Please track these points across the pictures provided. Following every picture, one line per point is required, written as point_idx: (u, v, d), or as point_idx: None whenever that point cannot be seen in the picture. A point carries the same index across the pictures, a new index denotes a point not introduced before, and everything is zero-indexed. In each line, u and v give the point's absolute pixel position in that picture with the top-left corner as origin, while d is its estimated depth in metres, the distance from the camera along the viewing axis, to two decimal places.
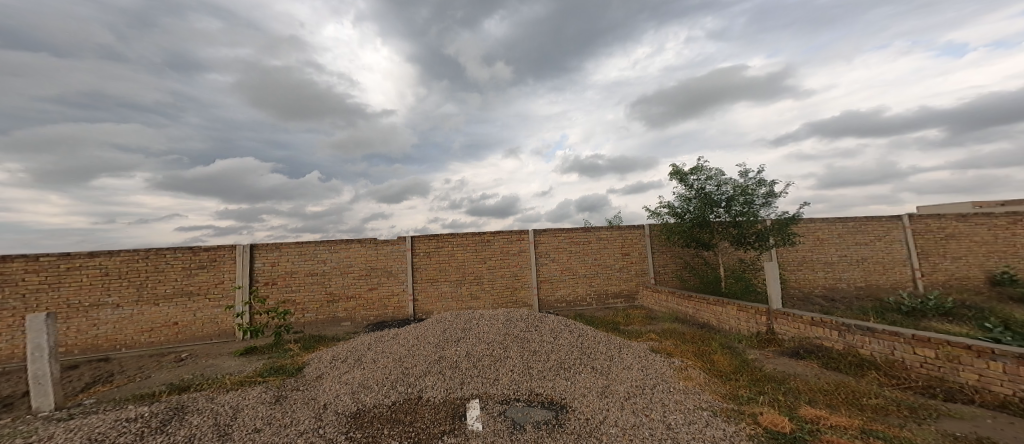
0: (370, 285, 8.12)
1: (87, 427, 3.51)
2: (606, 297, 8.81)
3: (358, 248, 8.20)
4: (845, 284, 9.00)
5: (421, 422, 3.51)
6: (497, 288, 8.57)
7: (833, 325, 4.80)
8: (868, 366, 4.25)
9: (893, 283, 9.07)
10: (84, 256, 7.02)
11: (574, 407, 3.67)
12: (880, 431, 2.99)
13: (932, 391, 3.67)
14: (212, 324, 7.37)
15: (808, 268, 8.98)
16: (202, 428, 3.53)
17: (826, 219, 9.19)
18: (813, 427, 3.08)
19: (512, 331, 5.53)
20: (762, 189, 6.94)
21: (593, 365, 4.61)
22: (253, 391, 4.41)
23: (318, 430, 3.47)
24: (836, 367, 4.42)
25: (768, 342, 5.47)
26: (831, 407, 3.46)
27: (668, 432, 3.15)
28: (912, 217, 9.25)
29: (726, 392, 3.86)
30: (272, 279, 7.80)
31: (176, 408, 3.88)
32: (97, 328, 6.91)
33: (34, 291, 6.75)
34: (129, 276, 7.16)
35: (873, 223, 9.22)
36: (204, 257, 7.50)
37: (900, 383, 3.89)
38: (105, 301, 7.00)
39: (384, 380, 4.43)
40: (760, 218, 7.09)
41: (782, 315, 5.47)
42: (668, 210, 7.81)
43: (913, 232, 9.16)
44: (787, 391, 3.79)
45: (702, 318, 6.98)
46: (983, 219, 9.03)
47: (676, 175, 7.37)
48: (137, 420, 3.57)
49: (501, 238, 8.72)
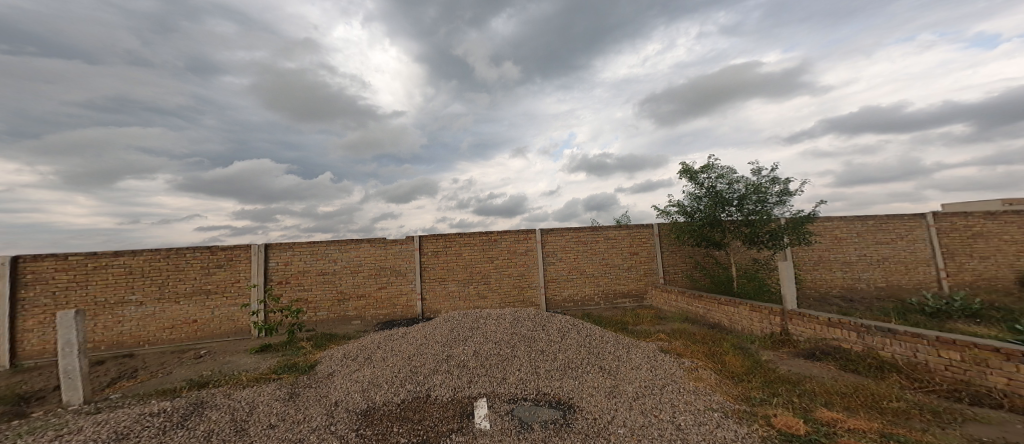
0: (380, 284, 8.21)
1: (113, 420, 3.63)
2: (615, 297, 8.72)
3: (368, 248, 8.29)
4: (864, 285, 8.72)
5: (429, 421, 3.53)
6: (505, 287, 8.57)
7: (851, 326, 4.66)
8: (889, 369, 4.11)
9: (916, 284, 8.76)
10: (109, 255, 7.25)
11: (582, 407, 3.64)
12: (901, 435, 2.88)
13: (957, 395, 3.52)
14: (229, 322, 7.54)
15: (825, 268, 8.74)
16: (220, 423, 3.61)
17: (844, 218, 8.93)
18: (830, 430, 2.99)
19: (519, 331, 5.51)
20: (776, 188, 6.77)
21: (601, 365, 4.57)
22: (268, 388, 4.48)
23: (329, 427, 3.51)
24: (854, 369, 4.29)
25: (782, 344, 5.34)
26: (850, 410, 3.35)
27: (678, 433, 3.10)
28: (936, 215, 8.92)
29: (738, 393, 3.78)
30: (285, 278, 7.95)
31: (196, 403, 3.98)
32: (121, 325, 7.13)
33: (64, 288, 7.01)
34: (151, 275, 7.37)
35: (895, 221, 8.92)
36: (221, 256, 7.68)
37: (923, 387, 3.74)
38: (129, 298, 7.23)
39: (393, 379, 4.47)
40: (774, 217, 6.92)
41: (798, 316, 5.32)
42: (678, 209, 7.69)
43: (937, 231, 8.85)
44: (803, 393, 3.70)
45: (713, 319, 6.85)
46: (1013, 217, 8.64)
47: (686, 173, 7.25)
48: (159, 415, 3.67)
49: (509, 237, 8.71)
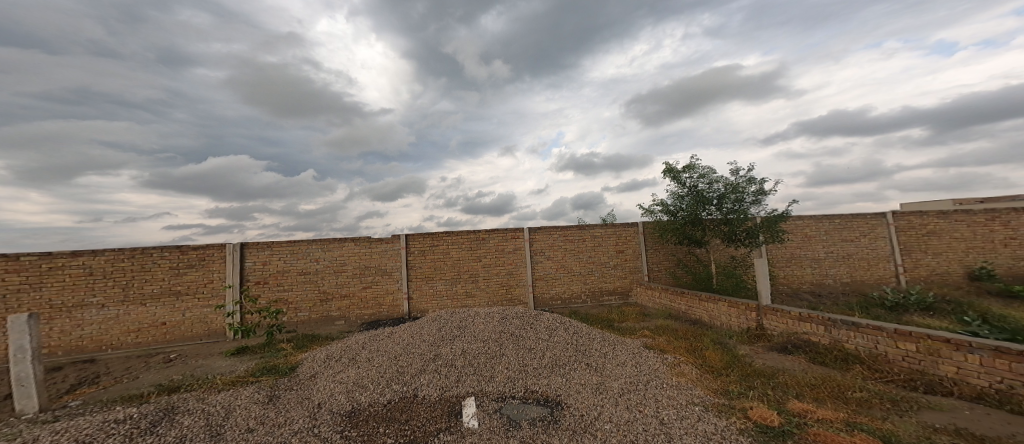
0: (365, 284, 8.09)
1: (73, 428, 3.47)
2: (601, 294, 8.87)
3: (352, 247, 8.15)
4: (832, 280, 9.19)
5: (417, 420, 3.53)
6: (494, 286, 8.59)
7: (819, 320, 4.90)
8: (852, 361, 4.36)
9: (878, 279, 9.28)
10: (67, 256, 6.87)
11: (569, 404, 3.72)
12: (864, 423, 3.07)
13: (913, 384, 3.77)
14: (202, 324, 7.28)
15: (796, 264, 9.15)
16: (193, 429, 3.50)
17: (814, 216, 9.35)
18: (800, 420, 3.16)
19: (508, 329, 5.55)
20: (753, 187, 7.05)
21: (588, 362, 4.67)
22: (245, 391, 4.37)
23: (312, 429, 3.47)
24: (822, 361, 4.53)
25: (758, 338, 5.57)
26: (818, 401, 3.55)
27: (662, 427, 3.21)
28: (895, 214, 9.46)
29: (718, 387, 3.94)
30: (263, 279, 7.73)
31: (166, 409, 3.84)
32: (81, 329, 6.77)
33: (16, 291, 6.61)
34: (114, 276, 7.03)
35: (859, 220, 9.41)
36: (192, 257, 7.40)
37: (883, 376, 3.99)
38: (89, 301, 6.87)
39: (379, 379, 4.43)
40: (751, 215, 7.20)
41: (772, 311, 5.55)
42: (662, 208, 7.89)
43: (896, 228, 9.39)
44: (776, 386, 3.88)
45: (694, 315, 7.07)
46: (962, 216, 9.25)
47: (669, 173, 7.43)
48: (126, 421, 3.53)
49: (497, 235, 8.73)
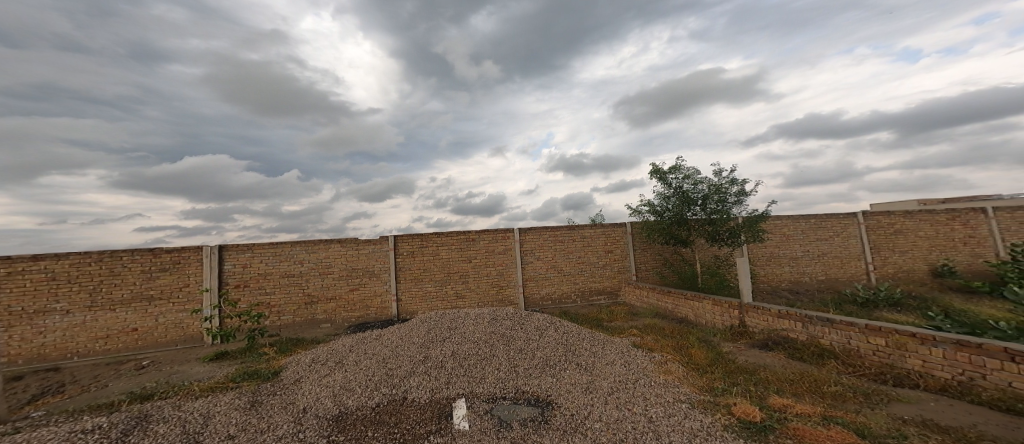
0: (352, 286, 7.95)
1: (37, 440, 3.30)
2: (589, 294, 8.96)
3: (338, 248, 8.01)
4: (808, 278, 9.52)
5: (407, 423, 3.49)
6: (483, 287, 8.57)
7: (797, 317, 5.08)
8: (828, 356, 4.53)
9: (850, 276, 9.66)
10: (28, 260, 6.54)
11: (559, 403, 3.74)
12: (839, 417, 3.19)
13: (883, 378, 3.95)
14: (177, 329, 7.03)
15: (775, 263, 9.45)
16: (169, 437, 3.39)
17: (791, 216, 9.66)
18: (781, 415, 3.26)
19: (498, 330, 5.54)
20: (735, 188, 7.25)
21: (578, 362, 4.70)
22: (224, 397, 4.25)
23: (298, 434, 3.40)
24: (800, 357, 4.69)
25: (740, 335, 5.73)
26: (797, 396, 3.67)
27: (649, 425, 3.27)
28: (866, 214, 9.86)
29: (703, 384, 4.03)
30: (243, 281, 7.51)
31: (139, 417, 3.70)
32: (44, 336, 6.45)
33: None
34: (80, 281, 6.71)
35: (833, 219, 9.77)
36: (166, 259, 7.14)
37: (855, 371, 4.16)
38: (53, 307, 6.55)
39: (367, 382, 4.37)
40: (733, 215, 7.40)
41: (753, 309, 5.71)
42: (649, 208, 8.02)
43: (866, 228, 9.78)
44: (758, 382, 3.99)
45: (680, 313, 7.21)
46: (926, 215, 9.71)
47: (655, 174, 7.57)
48: (95, 431, 3.39)
49: (486, 236, 8.72)
